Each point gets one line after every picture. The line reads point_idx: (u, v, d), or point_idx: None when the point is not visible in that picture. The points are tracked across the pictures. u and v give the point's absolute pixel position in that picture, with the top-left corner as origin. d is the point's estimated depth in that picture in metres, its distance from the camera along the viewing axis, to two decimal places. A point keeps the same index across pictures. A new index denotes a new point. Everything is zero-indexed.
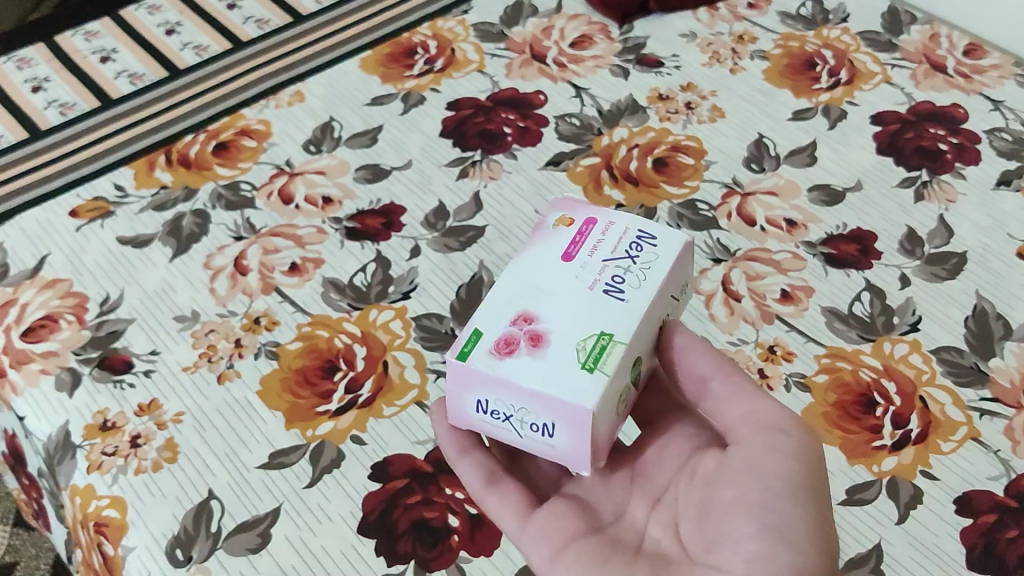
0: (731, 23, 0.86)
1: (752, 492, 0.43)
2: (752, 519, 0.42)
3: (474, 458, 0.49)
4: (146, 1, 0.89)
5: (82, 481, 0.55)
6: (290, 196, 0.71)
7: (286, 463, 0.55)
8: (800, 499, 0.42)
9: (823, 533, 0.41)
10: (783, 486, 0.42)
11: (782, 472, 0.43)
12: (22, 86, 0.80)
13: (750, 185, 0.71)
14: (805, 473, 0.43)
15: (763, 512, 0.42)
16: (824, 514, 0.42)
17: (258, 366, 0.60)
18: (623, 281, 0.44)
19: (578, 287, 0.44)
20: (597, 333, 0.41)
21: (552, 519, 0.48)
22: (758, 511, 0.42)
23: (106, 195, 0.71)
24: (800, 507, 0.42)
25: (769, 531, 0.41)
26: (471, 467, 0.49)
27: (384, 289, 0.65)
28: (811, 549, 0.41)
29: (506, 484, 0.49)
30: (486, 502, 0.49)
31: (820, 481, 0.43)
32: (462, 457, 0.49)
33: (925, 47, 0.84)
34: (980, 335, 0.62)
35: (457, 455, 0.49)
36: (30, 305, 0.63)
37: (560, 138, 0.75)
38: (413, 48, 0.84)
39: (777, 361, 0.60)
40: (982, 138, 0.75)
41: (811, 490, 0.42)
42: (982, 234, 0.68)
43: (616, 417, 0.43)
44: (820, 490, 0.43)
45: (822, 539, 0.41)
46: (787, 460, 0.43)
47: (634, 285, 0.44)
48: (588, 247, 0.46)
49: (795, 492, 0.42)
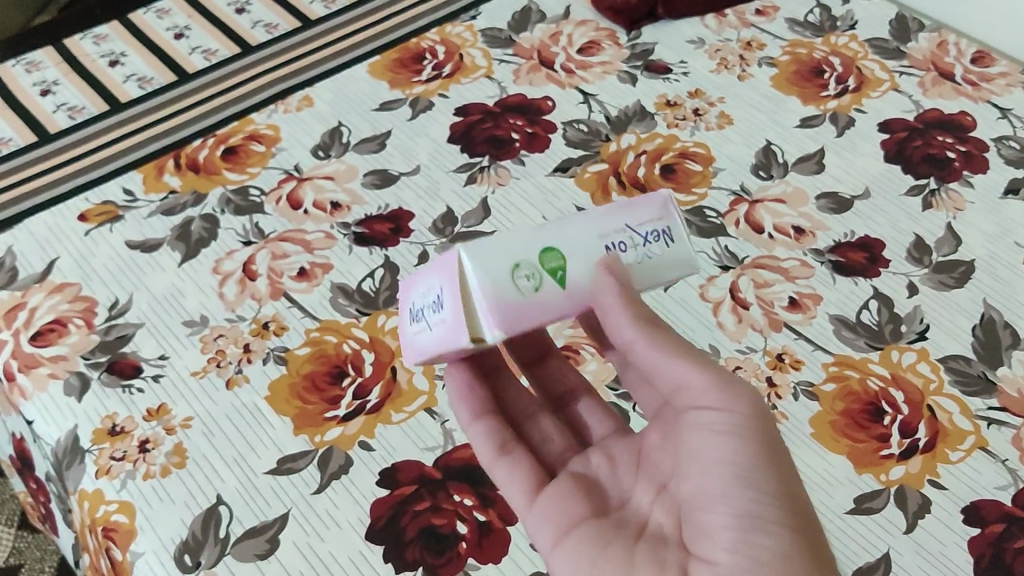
0: (739, 30, 0.86)
1: (709, 482, 0.42)
2: (716, 510, 0.41)
3: (486, 425, 0.50)
4: (155, 5, 0.89)
5: (91, 485, 0.55)
6: (299, 201, 0.71)
7: (294, 469, 0.56)
8: (759, 481, 0.41)
9: (793, 509, 0.41)
10: (734, 473, 0.41)
11: (731, 458, 0.41)
12: (30, 89, 0.80)
13: (759, 192, 0.71)
14: (753, 452, 0.41)
15: (723, 503, 0.41)
16: (790, 489, 0.41)
17: (267, 371, 0.60)
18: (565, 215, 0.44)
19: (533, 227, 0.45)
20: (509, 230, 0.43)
21: (555, 507, 0.47)
22: (718, 502, 0.41)
23: (115, 199, 0.71)
24: (760, 488, 0.41)
25: (740, 519, 0.40)
26: (482, 435, 0.50)
27: (393, 295, 0.65)
28: (777, 527, 0.40)
29: (517, 454, 0.49)
30: (497, 472, 0.49)
31: (773, 449, 0.42)
32: (474, 422, 0.50)
33: (933, 55, 0.84)
34: (987, 344, 0.62)
35: (468, 420, 0.50)
36: (39, 309, 0.64)
37: (568, 144, 0.75)
38: (422, 53, 0.84)
39: (786, 369, 0.60)
40: (990, 146, 0.75)
41: (767, 468, 0.41)
42: (990, 243, 0.68)
43: (513, 289, 0.39)
44: (782, 463, 0.42)
45: (791, 516, 0.41)
46: (729, 441, 0.42)
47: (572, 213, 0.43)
48: None
49: (749, 475, 0.41)
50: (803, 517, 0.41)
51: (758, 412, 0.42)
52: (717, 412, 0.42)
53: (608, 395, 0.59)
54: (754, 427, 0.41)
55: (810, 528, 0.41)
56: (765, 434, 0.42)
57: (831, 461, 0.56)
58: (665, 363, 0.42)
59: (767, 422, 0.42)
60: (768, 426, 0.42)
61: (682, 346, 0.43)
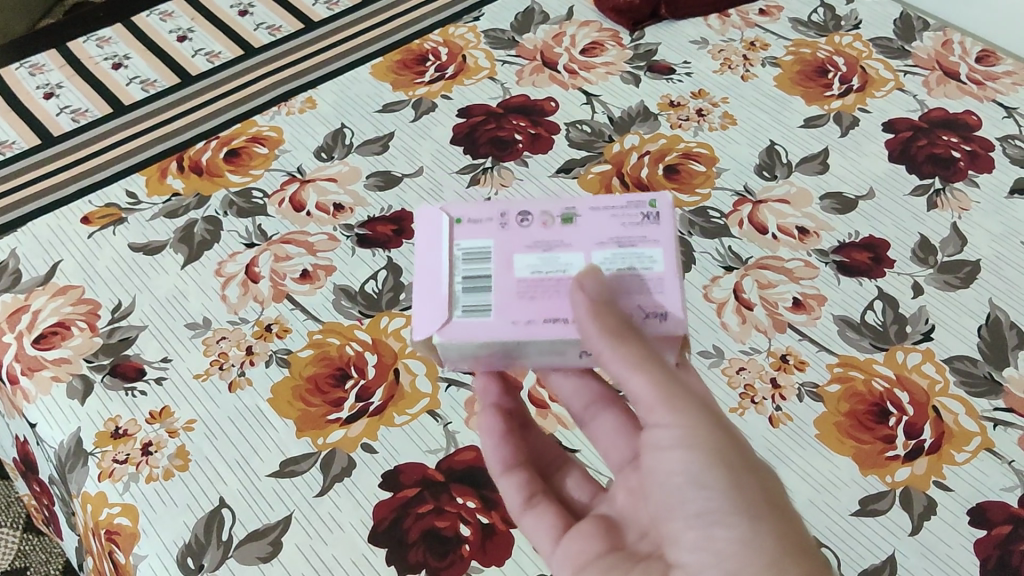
0: (743, 30, 0.86)
1: (667, 494, 0.41)
2: (677, 515, 0.41)
3: (516, 478, 0.52)
4: (158, 7, 0.89)
5: (93, 488, 0.55)
6: (301, 203, 0.71)
7: (297, 471, 0.55)
8: (708, 480, 0.39)
9: (753, 500, 0.39)
10: (685, 481, 0.40)
11: (680, 468, 0.40)
12: (34, 92, 0.80)
13: (762, 193, 0.71)
14: (699, 459, 0.39)
15: (684, 507, 0.41)
16: (747, 483, 0.39)
17: (269, 374, 0.60)
18: None
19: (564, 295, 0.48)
20: None
21: (577, 546, 0.48)
22: (679, 507, 0.41)
23: (118, 202, 0.71)
24: (711, 492, 0.39)
25: (698, 520, 0.40)
26: (513, 486, 0.51)
27: (396, 297, 0.65)
28: (738, 520, 0.39)
29: (542, 505, 0.51)
30: (524, 523, 0.51)
31: (726, 443, 0.40)
32: (507, 473, 0.52)
33: (938, 54, 0.83)
34: (993, 345, 0.61)
35: (502, 471, 0.52)
36: (42, 312, 0.64)
37: (572, 145, 0.75)
38: (424, 55, 0.84)
39: (790, 371, 0.60)
40: (995, 145, 0.75)
41: (720, 469, 0.39)
42: (996, 243, 0.68)
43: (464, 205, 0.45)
44: (736, 458, 0.40)
45: (753, 505, 0.39)
46: (676, 453, 0.40)
47: None
48: None
49: (700, 480, 0.40)
50: (767, 501, 0.39)
51: (704, 417, 0.40)
52: (667, 425, 0.40)
53: None
54: (701, 434, 0.40)
55: (774, 509, 0.39)
56: (712, 433, 0.40)
57: (837, 463, 0.55)
58: (626, 376, 0.40)
59: (714, 425, 0.40)
60: (715, 428, 0.40)
61: (644, 354, 0.39)
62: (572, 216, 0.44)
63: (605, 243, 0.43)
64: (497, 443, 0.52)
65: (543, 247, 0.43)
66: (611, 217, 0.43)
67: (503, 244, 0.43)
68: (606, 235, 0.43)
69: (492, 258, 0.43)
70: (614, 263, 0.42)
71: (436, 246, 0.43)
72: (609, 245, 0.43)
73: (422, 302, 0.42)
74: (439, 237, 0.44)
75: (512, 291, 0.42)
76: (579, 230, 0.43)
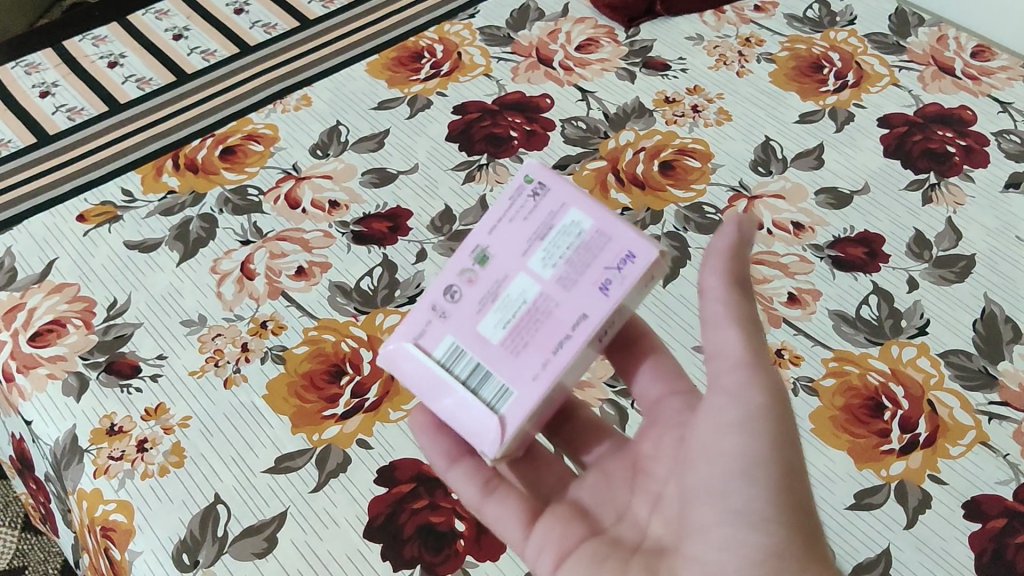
0: (738, 26, 0.86)
1: (713, 474, 0.42)
2: (716, 501, 0.41)
3: (465, 468, 0.49)
4: (154, 6, 0.89)
5: (89, 485, 0.55)
6: (297, 200, 0.71)
7: (292, 467, 0.55)
8: (758, 475, 0.40)
9: (789, 508, 0.40)
10: (739, 468, 0.41)
11: (736, 450, 0.41)
12: (30, 90, 0.80)
13: (757, 189, 0.71)
14: (758, 446, 0.41)
15: (723, 494, 0.41)
16: (794, 488, 0.40)
17: (264, 370, 0.60)
18: None
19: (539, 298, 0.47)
20: None
21: (553, 530, 0.48)
22: (721, 493, 0.41)
23: (113, 200, 0.71)
24: (759, 487, 0.40)
25: (734, 517, 0.40)
26: (464, 477, 0.49)
27: (391, 293, 0.65)
28: (774, 525, 0.40)
29: (504, 491, 0.49)
30: (487, 510, 0.49)
31: (786, 439, 0.41)
32: (453, 466, 0.49)
33: (933, 49, 0.83)
34: (988, 338, 0.61)
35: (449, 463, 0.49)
36: (38, 309, 0.64)
37: (567, 141, 0.75)
38: (420, 52, 0.84)
39: (785, 365, 0.60)
40: (990, 140, 0.75)
41: (772, 464, 0.41)
42: (992, 238, 0.68)
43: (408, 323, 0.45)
44: (789, 463, 0.41)
45: (788, 513, 0.40)
46: (736, 435, 0.41)
47: None
48: None
49: (751, 471, 0.40)
50: (804, 516, 0.40)
51: (774, 407, 0.41)
52: (729, 398, 0.42)
53: (606, 391, 0.59)
54: (767, 420, 0.41)
55: (805, 525, 0.40)
56: (777, 425, 0.41)
57: (832, 457, 0.55)
58: (720, 326, 0.42)
59: (780, 417, 0.41)
60: (783, 423, 0.41)
61: (746, 316, 0.42)
62: (485, 252, 0.44)
63: (532, 241, 0.43)
64: (433, 441, 0.48)
65: (490, 298, 0.43)
66: (514, 221, 0.44)
67: (460, 328, 0.43)
68: (524, 239, 0.43)
69: (469, 344, 0.43)
70: (552, 254, 0.42)
71: (428, 378, 0.43)
72: (535, 244, 0.43)
73: (469, 432, 0.42)
74: (417, 366, 0.43)
75: (505, 348, 0.42)
76: (501, 257, 0.43)
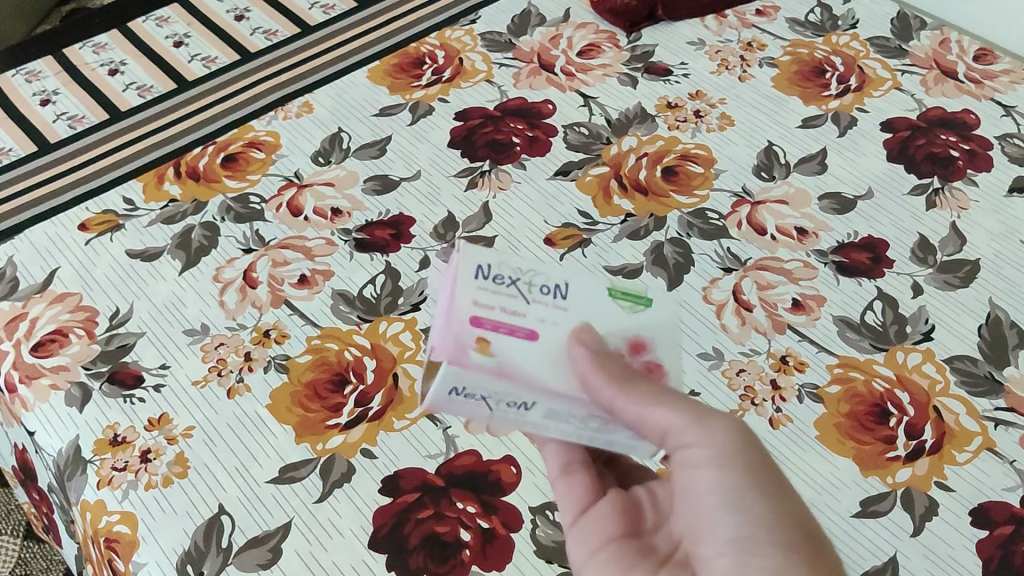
0: (739, 30, 0.86)
1: (699, 515, 0.41)
2: (711, 537, 0.40)
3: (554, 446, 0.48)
4: (154, 13, 0.89)
5: (92, 496, 0.55)
6: (299, 208, 0.71)
7: (297, 477, 0.55)
8: (746, 504, 0.40)
9: (788, 528, 0.39)
10: (720, 500, 0.40)
11: (714, 488, 0.40)
12: (30, 98, 0.80)
13: (761, 194, 0.71)
14: (735, 477, 0.40)
15: (715, 530, 0.40)
16: (783, 507, 0.40)
17: (268, 379, 0.60)
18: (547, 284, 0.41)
19: (551, 285, 0.41)
20: (621, 294, 0.42)
21: (598, 521, 0.47)
22: (712, 531, 0.40)
23: (115, 208, 0.71)
24: (744, 514, 0.40)
25: (733, 544, 0.39)
26: (554, 451, 0.48)
27: (394, 301, 0.64)
28: (774, 547, 0.39)
29: (577, 476, 0.48)
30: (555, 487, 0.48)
31: (760, 461, 0.41)
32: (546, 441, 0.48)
33: (936, 53, 0.83)
34: (993, 344, 0.61)
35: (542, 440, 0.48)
36: (41, 319, 0.63)
37: (569, 148, 0.75)
38: (421, 58, 0.84)
39: (790, 372, 0.59)
40: (993, 144, 0.75)
41: (752, 489, 0.40)
42: (995, 242, 0.68)
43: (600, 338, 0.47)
44: (770, 482, 0.40)
45: (784, 532, 0.39)
46: (709, 472, 0.41)
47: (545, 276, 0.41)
48: (514, 330, 0.40)
49: (736, 502, 0.40)
50: (800, 533, 0.39)
51: (734, 436, 0.41)
52: (699, 444, 0.40)
53: None
54: (734, 451, 0.40)
55: (809, 541, 0.39)
56: (745, 453, 0.41)
57: (837, 464, 0.55)
58: (646, 413, 0.40)
59: (747, 444, 0.41)
60: (746, 448, 0.41)
61: (655, 389, 0.40)
62: None
63: None
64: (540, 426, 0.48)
65: None
66: None
67: None
68: None
69: None
70: None
71: None
72: None
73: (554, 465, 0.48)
74: None
75: None
76: None
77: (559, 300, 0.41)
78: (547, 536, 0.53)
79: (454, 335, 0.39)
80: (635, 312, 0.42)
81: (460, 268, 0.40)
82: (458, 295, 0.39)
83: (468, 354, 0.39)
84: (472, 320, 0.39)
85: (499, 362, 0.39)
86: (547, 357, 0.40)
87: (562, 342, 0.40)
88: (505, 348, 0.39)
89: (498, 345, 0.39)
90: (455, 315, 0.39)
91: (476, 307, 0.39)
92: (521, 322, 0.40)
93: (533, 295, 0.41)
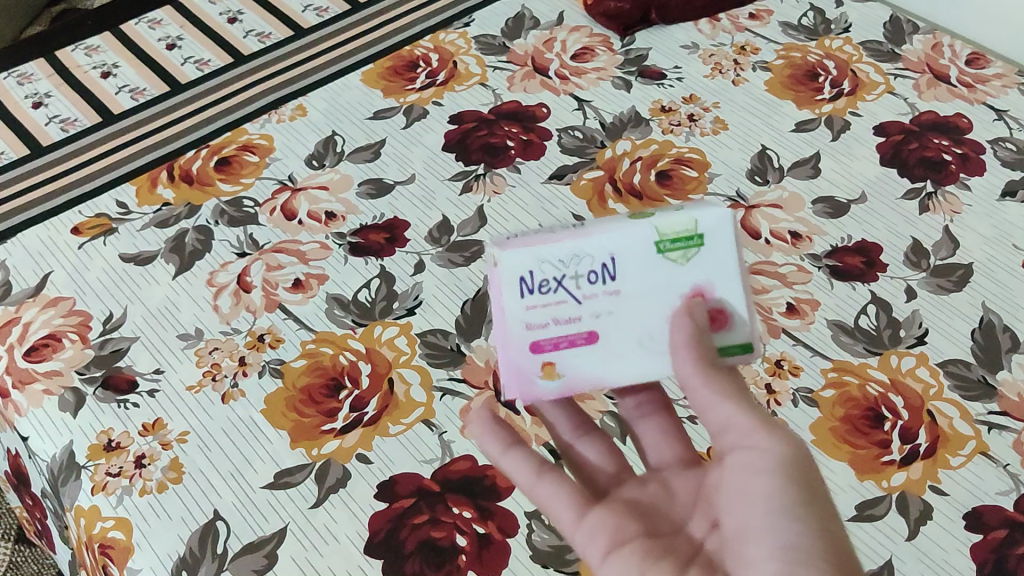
0: (733, 34, 0.86)
1: (745, 516, 0.38)
2: (757, 539, 0.37)
3: (521, 453, 0.44)
4: (147, 15, 0.89)
5: (86, 502, 0.55)
6: (293, 212, 0.70)
7: (292, 483, 0.55)
8: (799, 514, 0.37)
9: (838, 553, 0.36)
10: (775, 507, 0.37)
11: (768, 493, 0.38)
12: (22, 102, 0.80)
13: (755, 198, 0.71)
14: (793, 488, 0.38)
15: (763, 535, 0.37)
16: (836, 534, 0.37)
17: (262, 384, 0.60)
18: (592, 275, 0.41)
19: (595, 267, 0.42)
20: (671, 241, 0.42)
21: (609, 520, 0.43)
22: (758, 534, 0.37)
23: (109, 212, 0.71)
24: (798, 524, 0.37)
25: (779, 552, 0.36)
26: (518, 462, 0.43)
27: (389, 306, 0.64)
28: (823, 565, 0.35)
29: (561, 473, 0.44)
30: (539, 494, 0.43)
31: (817, 488, 0.39)
32: (507, 452, 0.44)
33: (928, 57, 0.84)
34: (987, 348, 0.61)
35: (501, 450, 0.44)
36: (33, 323, 0.63)
37: (564, 151, 0.75)
38: (415, 61, 0.84)
39: (785, 376, 0.60)
40: (986, 148, 0.75)
41: (808, 505, 0.37)
42: (988, 246, 0.68)
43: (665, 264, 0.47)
44: (822, 502, 0.38)
45: (834, 554, 0.36)
46: (766, 479, 0.38)
47: (586, 268, 0.41)
48: (569, 338, 0.42)
49: (795, 511, 0.37)
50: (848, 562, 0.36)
51: (799, 452, 0.39)
52: (761, 445, 0.39)
53: (606, 404, 0.60)
54: (797, 465, 0.38)
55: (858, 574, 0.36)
56: (805, 471, 0.39)
57: (833, 468, 0.55)
58: (714, 404, 0.40)
59: (807, 464, 0.39)
60: (807, 464, 0.39)
61: (734, 389, 0.40)
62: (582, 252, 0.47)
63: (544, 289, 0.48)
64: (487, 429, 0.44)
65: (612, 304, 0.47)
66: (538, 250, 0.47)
67: None
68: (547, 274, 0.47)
69: None
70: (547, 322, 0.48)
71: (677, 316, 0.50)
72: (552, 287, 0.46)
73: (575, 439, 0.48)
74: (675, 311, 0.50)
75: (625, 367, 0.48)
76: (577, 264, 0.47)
77: (605, 280, 0.42)
78: (542, 542, 0.53)
79: (519, 367, 0.42)
80: (688, 259, 0.42)
81: (505, 296, 0.41)
82: (512, 329, 0.41)
83: (536, 381, 0.42)
84: (532, 349, 0.42)
85: (567, 380, 0.42)
86: (609, 353, 0.42)
87: (619, 331, 0.42)
88: (570, 361, 0.42)
89: (562, 364, 0.42)
90: (514, 349, 0.42)
91: (531, 333, 0.42)
92: (577, 328, 0.42)
93: (582, 290, 0.42)
